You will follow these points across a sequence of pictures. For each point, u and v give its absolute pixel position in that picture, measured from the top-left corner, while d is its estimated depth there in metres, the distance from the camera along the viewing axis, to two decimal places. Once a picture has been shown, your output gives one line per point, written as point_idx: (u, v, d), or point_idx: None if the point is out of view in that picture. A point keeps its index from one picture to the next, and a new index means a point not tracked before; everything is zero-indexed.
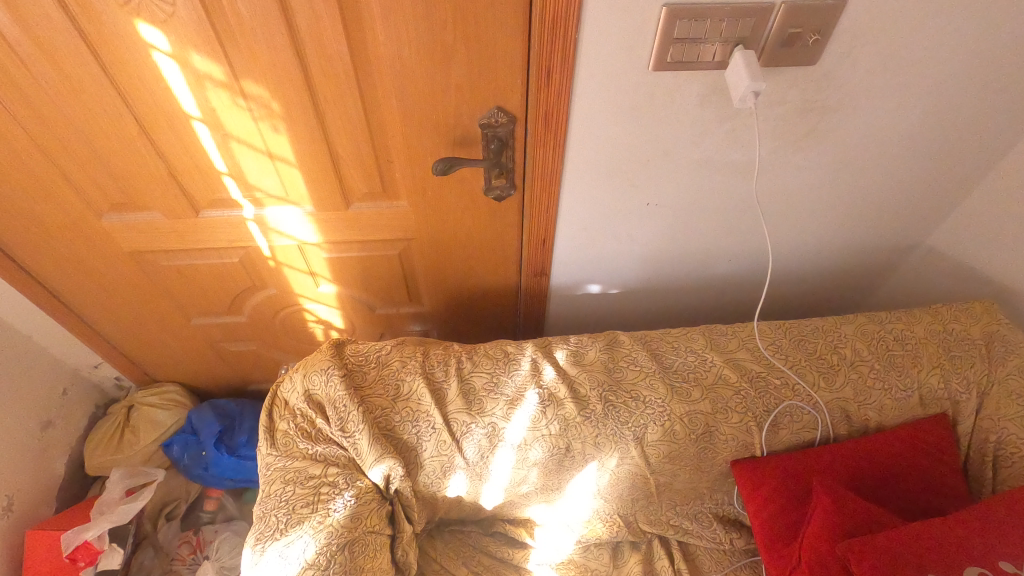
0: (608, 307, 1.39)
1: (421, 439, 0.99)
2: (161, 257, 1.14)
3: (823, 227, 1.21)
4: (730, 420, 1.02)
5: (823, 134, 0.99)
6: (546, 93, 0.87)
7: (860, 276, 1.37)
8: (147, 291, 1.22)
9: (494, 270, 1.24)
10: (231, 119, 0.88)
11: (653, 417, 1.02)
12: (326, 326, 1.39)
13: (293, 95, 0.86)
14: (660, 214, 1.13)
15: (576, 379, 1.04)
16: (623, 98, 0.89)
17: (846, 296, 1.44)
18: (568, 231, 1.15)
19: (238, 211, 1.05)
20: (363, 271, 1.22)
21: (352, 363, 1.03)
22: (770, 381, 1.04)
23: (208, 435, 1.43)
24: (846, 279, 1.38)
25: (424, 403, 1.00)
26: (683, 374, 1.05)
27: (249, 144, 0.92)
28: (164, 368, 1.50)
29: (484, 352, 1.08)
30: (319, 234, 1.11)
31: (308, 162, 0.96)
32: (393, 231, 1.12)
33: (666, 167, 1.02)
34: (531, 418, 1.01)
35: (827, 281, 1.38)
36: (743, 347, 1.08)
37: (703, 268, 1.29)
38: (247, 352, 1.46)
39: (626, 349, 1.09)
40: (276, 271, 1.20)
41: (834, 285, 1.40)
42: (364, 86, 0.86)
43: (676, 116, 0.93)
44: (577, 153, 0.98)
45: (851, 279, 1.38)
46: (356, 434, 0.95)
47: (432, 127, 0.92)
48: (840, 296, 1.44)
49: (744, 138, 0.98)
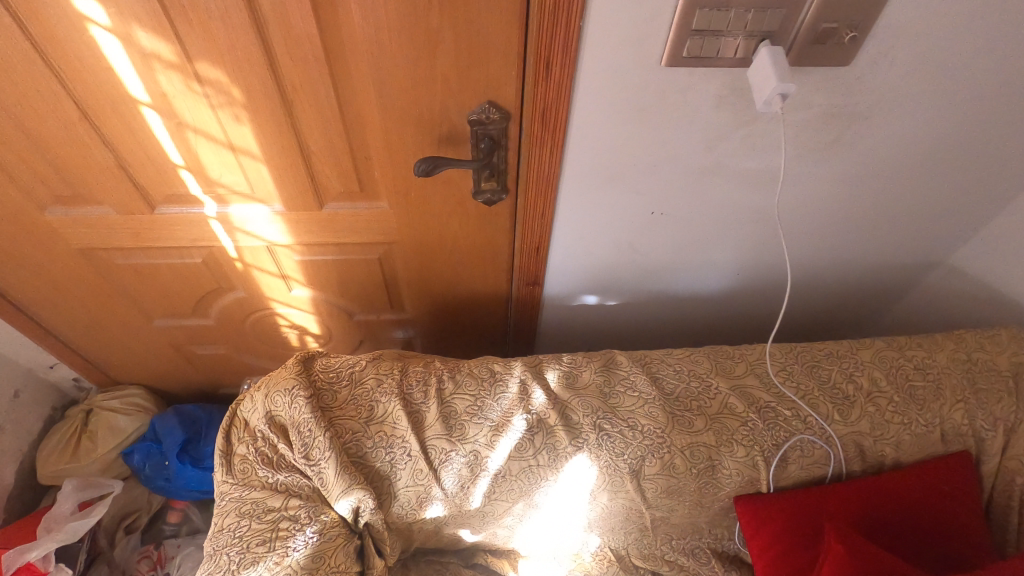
0: (604, 320, 1.29)
1: (395, 468, 0.90)
2: (115, 255, 1.03)
3: (840, 242, 1.11)
4: (735, 454, 0.93)
5: (849, 144, 0.90)
6: (544, 88, 0.77)
7: (875, 295, 1.28)
8: (102, 291, 1.11)
9: (483, 277, 1.14)
10: (185, 106, 0.78)
11: (652, 448, 0.93)
12: (301, 332, 1.29)
13: (255, 81, 0.75)
14: (666, 223, 1.03)
15: (568, 404, 0.95)
16: (631, 96, 0.79)
17: (857, 315, 1.35)
18: (565, 239, 1.05)
19: (200, 208, 0.94)
20: (340, 275, 1.12)
21: (322, 382, 0.94)
22: (780, 412, 0.95)
23: (171, 446, 1.33)
24: (859, 297, 1.29)
25: (399, 428, 0.91)
26: (685, 402, 0.96)
27: (207, 135, 0.82)
28: (126, 371, 1.39)
29: (468, 371, 0.99)
30: (290, 235, 1.01)
31: (275, 156, 0.86)
32: (372, 234, 1.02)
33: (675, 173, 0.92)
34: (517, 447, 0.92)
35: (839, 299, 1.29)
36: (751, 373, 1.00)
37: (708, 282, 1.20)
38: (215, 356, 1.36)
39: (624, 371, 0.99)
40: (244, 273, 1.10)
41: (846, 304, 1.31)
42: (337, 73, 0.75)
43: (689, 118, 0.83)
44: (577, 156, 0.88)
45: (865, 298, 1.29)
46: (321, 463, 0.86)
47: (415, 122, 0.82)
48: (852, 315, 1.35)
49: (763, 145, 0.88)
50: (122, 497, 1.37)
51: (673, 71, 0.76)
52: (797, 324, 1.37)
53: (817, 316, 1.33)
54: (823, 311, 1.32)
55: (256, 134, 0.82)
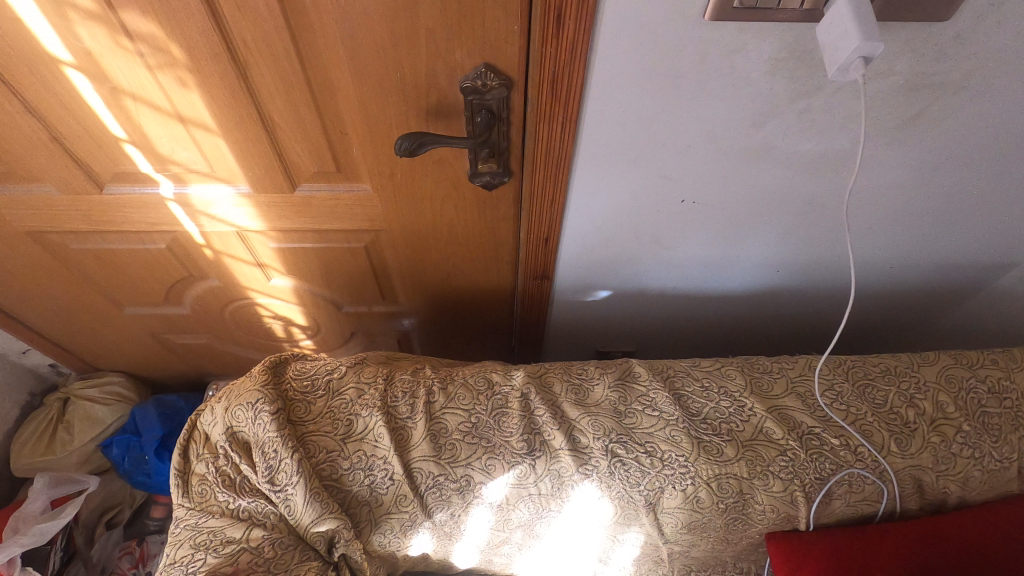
0: (622, 317, 1.15)
1: (375, 494, 0.78)
2: (68, 240, 0.92)
3: (904, 239, 0.94)
4: (771, 488, 0.79)
5: (932, 122, 0.72)
6: (554, 47, 0.61)
7: (935, 298, 1.12)
8: (62, 278, 1.01)
9: (485, 270, 1.01)
10: (117, 67, 0.64)
11: (673, 479, 0.79)
12: (286, 323, 1.17)
13: (196, 36, 0.61)
14: (698, 213, 0.87)
15: (576, 424, 0.82)
16: (663, 59, 0.63)
17: (911, 320, 1.19)
18: (578, 229, 0.91)
19: (155, 189, 0.81)
20: (323, 265, 0.99)
21: (294, 392, 0.83)
22: (826, 441, 0.81)
23: (148, 441, 1.24)
24: (916, 300, 1.12)
25: (380, 448, 0.79)
26: (713, 425, 0.82)
27: (149, 103, 0.68)
28: (105, 358, 1.30)
29: (463, 382, 0.86)
30: (262, 220, 0.88)
31: (233, 130, 0.72)
32: (355, 221, 0.88)
33: (713, 155, 0.77)
34: (516, 474, 0.79)
35: (893, 302, 1.12)
36: (791, 392, 0.85)
37: (743, 280, 1.04)
38: (196, 345, 1.26)
39: (642, 386, 0.86)
40: (216, 261, 0.98)
41: (901, 307, 1.14)
42: (296, 26, 0.61)
43: (734, 87, 0.67)
44: (594, 132, 0.73)
45: (922, 300, 1.13)
46: (288, 489, 0.75)
47: (398, 90, 0.67)
48: (904, 319, 1.19)
49: (824, 124, 0.72)
50: (102, 491, 1.29)
51: (720, 27, 0.60)
52: (842, 330, 1.21)
53: (865, 321, 1.17)
54: (874, 314, 1.16)
55: (207, 102, 0.68)
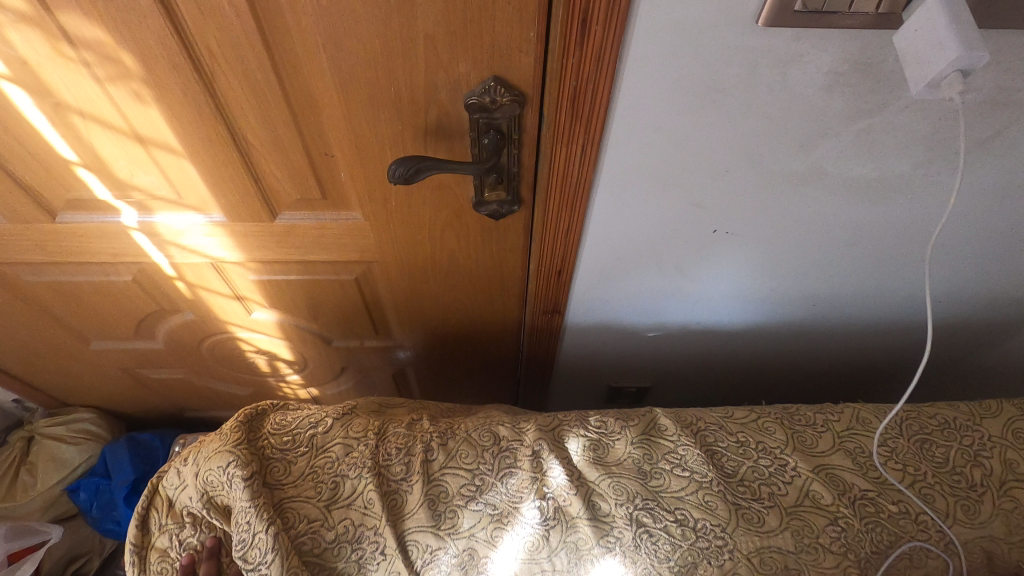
0: (639, 352, 1.05)
1: (362, 571, 0.67)
2: (22, 272, 0.81)
3: (959, 271, 0.84)
4: (823, 564, 0.68)
5: (1009, 147, 0.63)
6: (577, 56, 0.51)
7: (983, 333, 1.01)
8: (19, 312, 0.90)
9: (490, 303, 0.91)
10: (60, 80, 0.54)
11: (709, 554, 0.68)
12: (270, 358, 1.07)
13: (151, 44, 0.51)
14: (731, 245, 0.77)
15: (596, 487, 0.72)
16: (705, 71, 0.54)
17: (955, 355, 1.09)
18: (595, 260, 0.81)
19: (116, 217, 0.71)
20: (309, 298, 0.89)
21: (272, 450, 0.72)
22: (882, 508, 0.70)
23: (119, 486, 1.14)
24: (962, 335, 1.02)
25: (371, 517, 0.68)
26: (751, 488, 0.72)
27: (102, 122, 0.59)
28: (74, 392, 1.19)
29: (466, 436, 0.76)
30: (239, 250, 0.78)
31: (202, 152, 0.62)
32: (344, 251, 0.78)
33: (754, 180, 0.67)
34: (526, 547, 0.69)
35: (938, 337, 1.02)
36: (839, 449, 0.75)
37: (774, 315, 0.94)
38: (173, 380, 1.15)
39: (669, 441, 0.76)
40: (189, 294, 0.87)
41: (945, 342, 1.04)
42: (269, 31, 0.51)
43: (786, 104, 0.57)
44: (619, 155, 0.63)
45: (968, 336, 1.02)
46: (261, 569, 0.64)
47: (391, 106, 0.57)
48: (947, 355, 1.08)
49: (886, 147, 0.62)
50: (69, 539, 1.18)
51: (777, 34, 0.50)
52: (877, 366, 1.10)
53: (906, 359, 1.06)
54: (914, 352, 1.05)
55: (169, 120, 0.58)
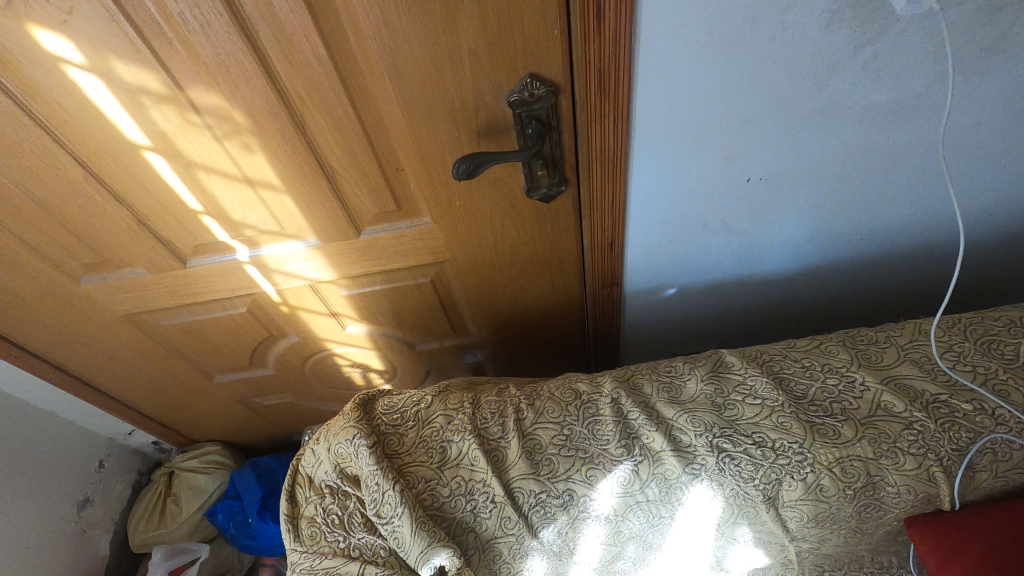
0: (700, 317, 1.09)
1: (478, 520, 0.75)
2: (158, 318, 0.97)
3: (999, 194, 0.84)
4: (904, 466, 0.71)
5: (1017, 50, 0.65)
6: (597, 43, 0.61)
7: None
8: (156, 355, 1.07)
9: (552, 284, 0.99)
10: (191, 145, 0.69)
11: (790, 469, 0.72)
12: (364, 370, 1.20)
13: (256, 100, 0.64)
14: (770, 192, 0.82)
15: (674, 423, 0.77)
16: (714, 30, 0.61)
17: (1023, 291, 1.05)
18: (644, 229, 0.87)
19: (232, 255, 0.85)
20: (391, 305, 1.01)
21: (385, 427, 0.81)
22: (956, 408, 0.72)
23: (251, 503, 1.28)
24: None
25: (478, 470, 0.76)
26: (823, 406, 0.75)
27: (220, 172, 0.72)
28: (201, 429, 1.36)
29: (549, 396, 0.82)
30: (332, 270, 0.90)
31: (296, 185, 0.75)
32: (418, 255, 0.89)
33: (781, 124, 0.72)
34: (621, 482, 0.75)
35: (1002, 272, 1.00)
36: (905, 360, 0.78)
37: (828, 260, 0.96)
38: (282, 404, 1.29)
39: (737, 375, 0.80)
40: (293, 317, 1.01)
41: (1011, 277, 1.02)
42: (345, 71, 0.63)
43: (790, 50, 0.64)
44: (649, 123, 0.71)
45: None
46: (394, 521, 0.73)
47: (448, 117, 0.68)
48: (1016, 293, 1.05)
49: (895, 72, 0.66)
50: (214, 557, 1.31)
51: None
52: (959, 306, 1.07)
53: (971, 297, 1.05)
54: (980, 292, 1.04)
55: (271, 160, 0.71)
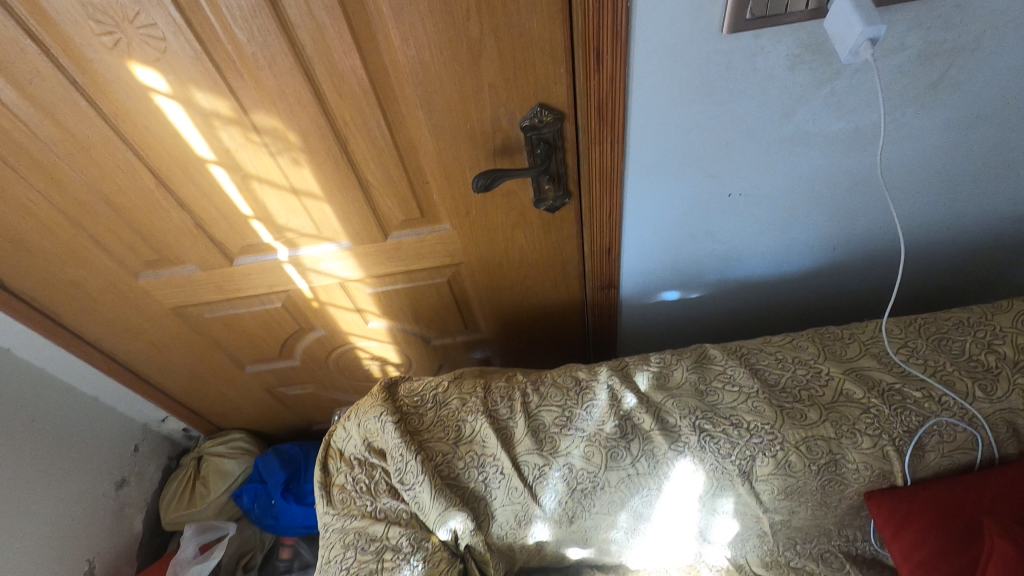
0: (689, 318, 1.19)
1: (489, 488, 0.86)
2: (202, 311, 1.08)
3: (955, 210, 0.95)
4: (860, 445, 0.82)
5: (956, 88, 0.76)
6: (596, 80, 0.72)
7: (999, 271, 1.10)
8: (196, 346, 1.18)
9: (555, 285, 1.10)
10: (250, 160, 0.80)
11: (761, 447, 0.83)
12: (382, 363, 1.30)
13: (307, 122, 0.76)
14: (749, 206, 0.93)
15: (662, 406, 0.87)
16: (695, 70, 0.72)
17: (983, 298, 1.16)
18: (638, 237, 0.98)
19: (273, 255, 0.97)
20: (411, 303, 1.12)
21: (407, 407, 0.92)
22: (907, 395, 0.83)
23: (275, 486, 1.39)
24: (982, 275, 1.10)
25: (489, 445, 0.87)
26: (793, 393, 0.86)
27: (272, 183, 0.84)
28: (229, 417, 1.47)
29: (552, 382, 0.93)
30: (361, 270, 1.01)
31: (335, 195, 0.86)
32: (437, 257, 1.00)
33: (755, 148, 0.83)
34: (614, 457, 0.85)
35: (962, 279, 1.11)
36: (866, 354, 0.88)
37: (804, 267, 1.07)
38: (305, 394, 1.40)
39: (719, 366, 0.91)
40: (322, 313, 1.12)
41: (970, 284, 1.12)
42: (384, 100, 0.74)
43: (760, 87, 0.75)
44: (641, 146, 0.82)
45: (990, 275, 1.10)
46: (416, 487, 0.84)
47: (469, 139, 0.80)
48: (977, 299, 1.16)
49: (851, 105, 0.78)
50: (238, 537, 1.41)
51: (739, 37, 0.69)
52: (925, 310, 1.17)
53: (935, 301, 1.15)
54: (943, 297, 1.14)
55: (315, 173, 0.83)
